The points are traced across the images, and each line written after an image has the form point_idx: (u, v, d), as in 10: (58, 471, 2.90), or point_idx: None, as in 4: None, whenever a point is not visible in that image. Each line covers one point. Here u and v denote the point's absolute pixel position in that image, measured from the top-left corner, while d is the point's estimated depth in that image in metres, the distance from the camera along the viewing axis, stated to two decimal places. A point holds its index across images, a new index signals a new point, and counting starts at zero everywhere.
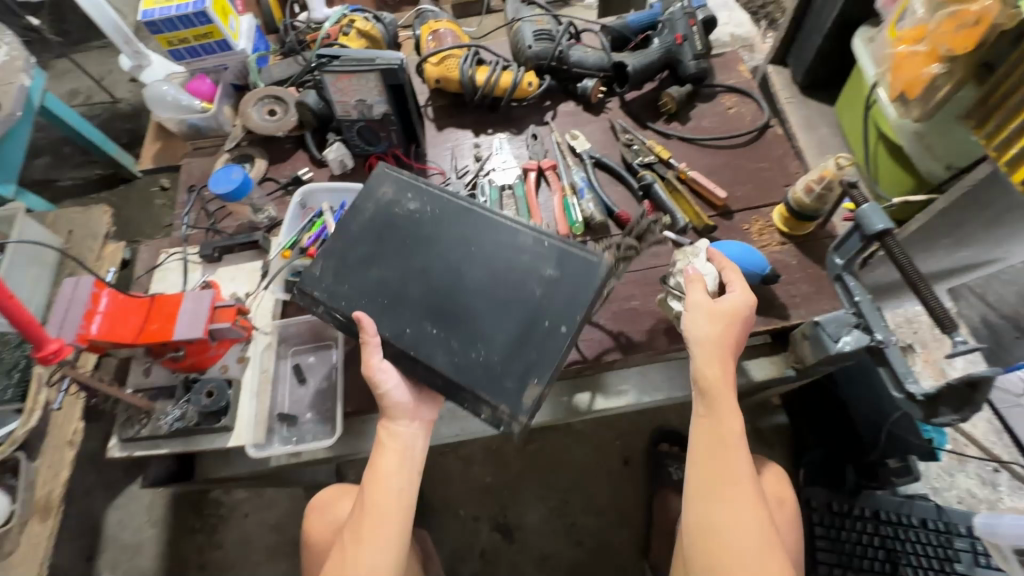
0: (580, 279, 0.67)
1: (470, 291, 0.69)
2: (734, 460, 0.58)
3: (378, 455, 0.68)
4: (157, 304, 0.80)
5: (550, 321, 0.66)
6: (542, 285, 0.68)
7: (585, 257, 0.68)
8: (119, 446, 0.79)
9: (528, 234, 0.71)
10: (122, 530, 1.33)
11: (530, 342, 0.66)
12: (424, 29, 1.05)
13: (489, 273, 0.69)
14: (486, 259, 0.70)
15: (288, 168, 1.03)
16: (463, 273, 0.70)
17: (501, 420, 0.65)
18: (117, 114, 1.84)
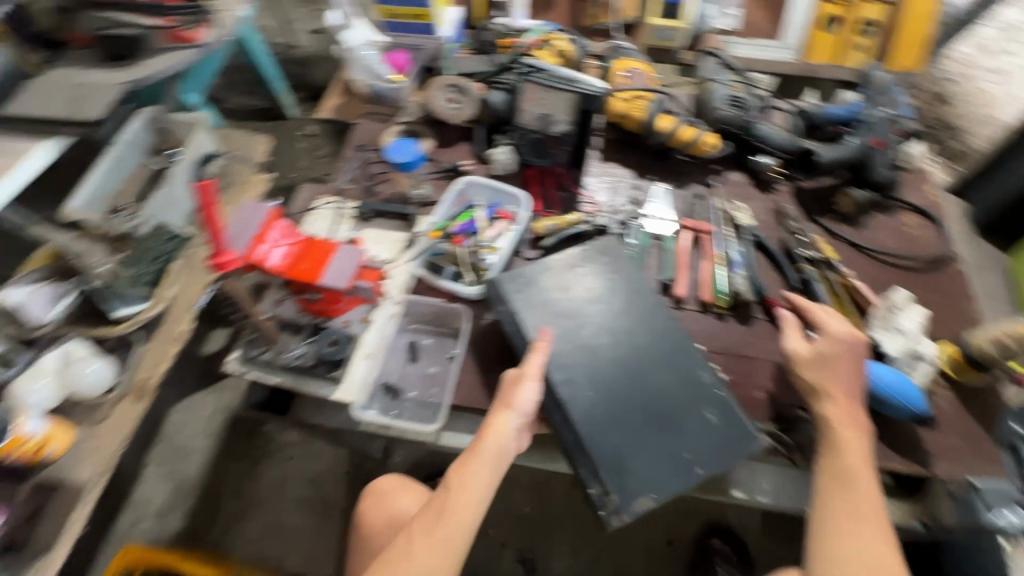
0: (736, 439, 0.73)
1: (636, 386, 0.75)
2: (860, 500, 0.65)
3: (469, 459, 0.68)
4: (313, 245, 0.83)
5: (691, 460, 0.72)
6: (699, 425, 0.74)
7: (746, 428, 0.74)
8: (237, 362, 0.83)
9: (707, 376, 0.77)
10: (179, 433, 1.40)
11: (665, 468, 0.71)
12: (618, 64, 1.07)
13: (658, 385, 0.75)
14: (665, 372, 0.76)
15: (450, 155, 1.06)
16: (641, 369, 0.76)
17: (604, 506, 0.70)
18: (289, 59, 2.00)
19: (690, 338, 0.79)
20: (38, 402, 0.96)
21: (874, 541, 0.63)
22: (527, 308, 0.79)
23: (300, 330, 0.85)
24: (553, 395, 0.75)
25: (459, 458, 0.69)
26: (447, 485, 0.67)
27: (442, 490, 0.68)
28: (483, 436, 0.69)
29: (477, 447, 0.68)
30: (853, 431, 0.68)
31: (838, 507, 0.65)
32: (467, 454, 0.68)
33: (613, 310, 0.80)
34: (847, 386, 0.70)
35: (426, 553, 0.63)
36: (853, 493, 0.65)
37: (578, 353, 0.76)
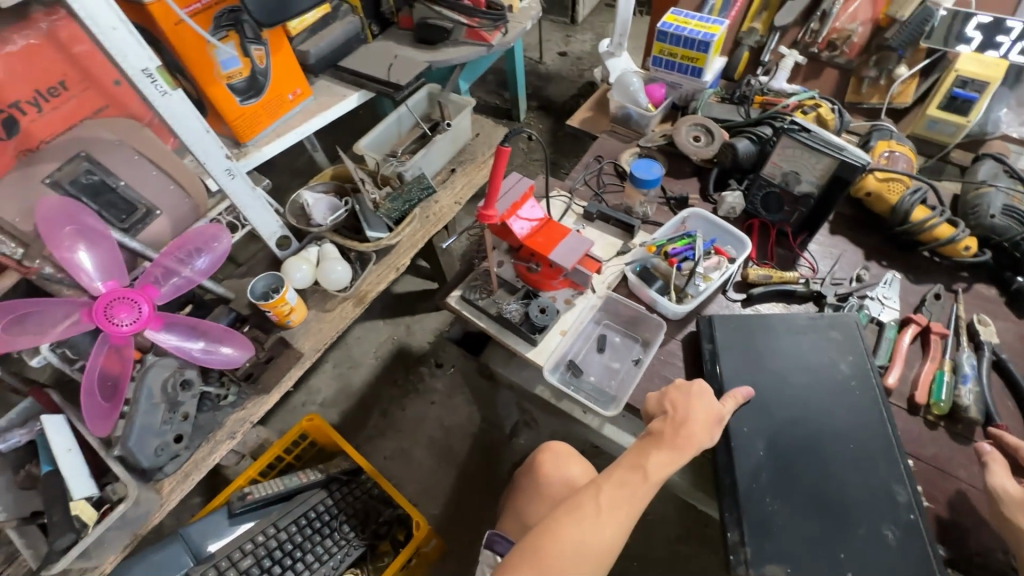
0: (918, 569, 0.65)
1: (813, 465, 0.73)
2: None
3: (670, 456, 0.66)
4: (549, 226, 0.96)
5: (847, 562, 0.67)
6: (871, 534, 0.68)
7: (931, 569, 0.65)
8: (457, 298, 0.99)
9: (902, 495, 0.70)
10: (357, 346, 1.66)
11: (816, 550, 0.68)
12: (881, 144, 1.05)
13: (839, 476, 0.72)
14: (854, 467, 0.72)
15: (679, 186, 1.14)
16: (825, 451, 0.74)
17: (734, 552, 0.70)
18: (534, 72, 2.26)
19: (899, 448, 0.73)
20: (298, 280, 1.24)
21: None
22: (727, 353, 0.84)
23: (514, 292, 0.98)
24: (726, 438, 0.77)
25: (653, 448, 0.68)
26: (641, 471, 0.66)
27: (630, 470, 0.67)
28: (685, 439, 0.68)
29: (680, 449, 0.67)
30: None
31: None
32: (666, 450, 0.67)
33: (813, 385, 0.79)
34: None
35: (614, 527, 0.63)
36: None
37: (760, 408, 0.78)
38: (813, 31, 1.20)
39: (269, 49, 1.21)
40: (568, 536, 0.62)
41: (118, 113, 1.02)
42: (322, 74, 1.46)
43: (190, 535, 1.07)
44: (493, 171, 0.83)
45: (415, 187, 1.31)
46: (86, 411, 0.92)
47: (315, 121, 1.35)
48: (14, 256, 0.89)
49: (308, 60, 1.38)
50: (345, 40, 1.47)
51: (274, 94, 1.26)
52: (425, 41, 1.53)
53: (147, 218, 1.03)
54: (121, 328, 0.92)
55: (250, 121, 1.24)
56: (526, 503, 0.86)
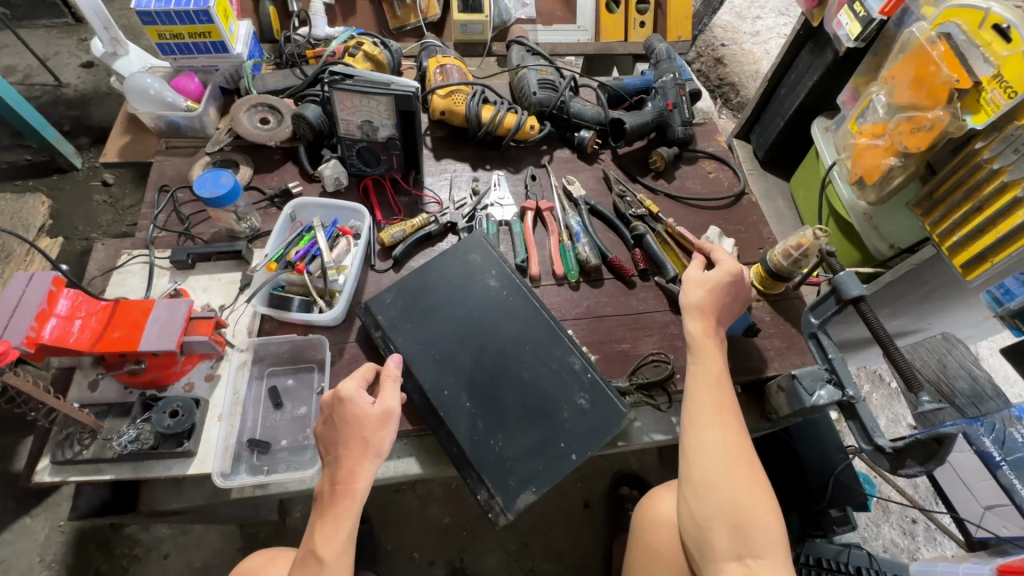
0: (608, 418, 0.74)
1: (507, 384, 0.76)
2: (718, 395, 0.69)
3: (338, 518, 0.63)
4: (121, 309, 0.72)
5: (568, 447, 0.72)
6: (572, 411, 0.74)
7: (617, 403, 0.75)
8: (49, 470, 0.69)
9: (576, 360, 0.78)
10: (5, 572, 1.13)
11: (542, 455, 0.72)
12: (431, 62, 1.07)
13: (529, 378, 0.76)
14: (538, 362, 0.77)
15: (276, 179, 0.99)
16: (513, 365, 0.77)
17: (491, 509, 0.69)
18: (61, 100, 1.70)
19: (558, 325, 0.80)
20: None
21: (732, 432, 0.67)
22: (400, 328, 0.79)
23: (129, 409, 0.73)
24: (434, 412, 0.74)
25: (318, 522, 0.64)
26: (313, 559, 0.62)
27: (306, 563, 0.63)
28: (348, 490, 0.64)
29: (342, 507, 0.63)
30: (712, 340, 0.73)
31: (705, 405, 0.69)
32: (332, 515, 0.63)
33: (479, 311, 0.81)
34: (720, 314, 0.75)
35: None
36: (718, 393, 0.69)
37: (443, 364, 0.77)
38: None
39: None
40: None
41: None
42: None
43: None
44: None
45: None
46: None
47: None
48: None
49: None
50: None
51: None
52: None
53: None
54: None
55: None
56: None
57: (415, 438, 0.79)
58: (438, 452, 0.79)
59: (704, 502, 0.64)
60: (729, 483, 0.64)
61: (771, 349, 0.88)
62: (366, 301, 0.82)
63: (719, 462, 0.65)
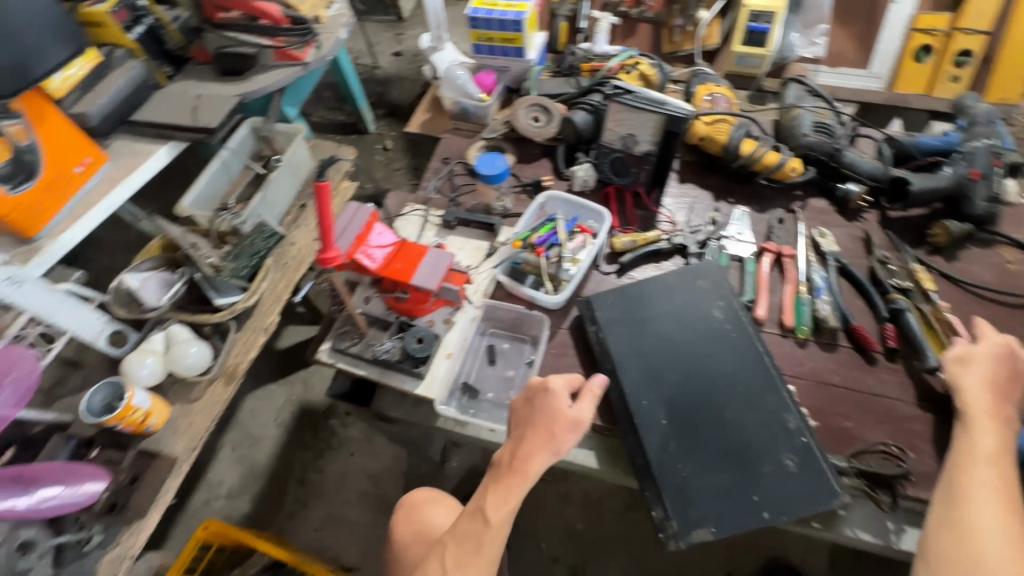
0: (814, 490, 0.68)
1: (708, 415, 0.74)
2: (989, 474, 0.61)
3: (510, 493, 0.68)
4: (404, 247, 0.89)
5: (760, 502, 0.68)
6: (775, 468, 0.70)
7: (829, 478, 0.68)
8: (328, 352, 0.89)
9: (791, 419, 0.72)
10: (252, 419, 1.48)
11: (729, 499, 0.69)
12: (702, 88, 1.09)
13: (732, 416, 0.74)
14: (747, 407, 0.74)
15: (531, 171, 1.11)
16: (719, 399, 0.75)
17: (663, 529, 0.69)
18: (373, 78, 2.14)
19: (779, 376, 0.76)
20: (147, 377, 1.06)
21: (1000, 515, 0.57)
22: (614, 329, 0.83)
23: (387, 327, 0.90)
24: (628, 418, 0.77)
25: (491, 486, 0.70)
26: (480, 517, 0.68)
27: (472, 518, 0.69)
28: (524, 470, 0.69)
29: (514, 484, 0.68)
30: (994, 424, 0.66)
31: (969, 480, 0.62)
32: (508, 488, 0.69)
33: (694, 337, 0.81)
34: (1006, 387, 0.69)
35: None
36: (994, 473, 0.61)
37: (647, 375, 0.79)
38: None
39: (28, 121, 1.05)
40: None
41: None
42: (114, 134, 1.29)
43: None
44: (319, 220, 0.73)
45: (258, 237, 1.17)
46: None
47: (119, 191, 1.22)
48: None
49: (89, 123, 1.20)
50: (134, 86, 1.28)
51: (54, 173, 1.10)
52: (230, 72, 1.37)
53: None
54: None
55: (34, 212, 1.08)
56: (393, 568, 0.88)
57: (598, 434, 0.83)
58: (618, 456, 0.81)
59: (939, 574, 0.57)
60: (979, 560, 0.55)
61: None
62: (588, 296, 0.88)
63: (974, 536, 0.57)
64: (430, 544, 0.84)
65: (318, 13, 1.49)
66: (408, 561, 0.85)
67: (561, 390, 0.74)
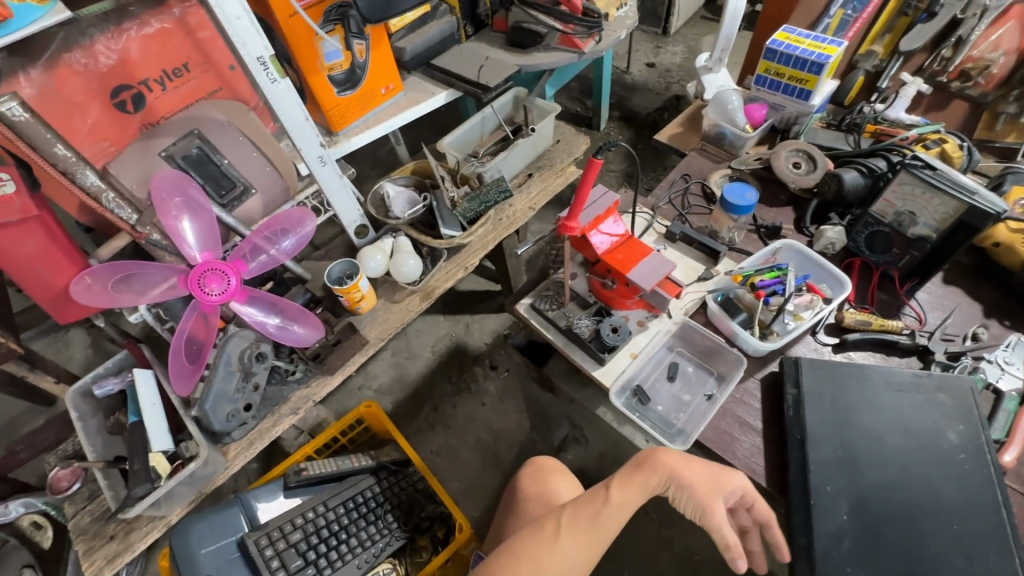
0: None
1: (902, 539, 0.66)
2: None
3: (637, 486, 0.71)
4: (630, 244, 0.92)
5: None
6: None
7: None
8: (526, 306, 0.97)
9: None
10: (415, 337, 1.67)
11: None
12: (1016, 189, 0.93)
13: (932, 553, 0.65)
14: (956, 550, 0.65)
15: (771, 214, 1.06)
16: (921, 527, 0.67)
17: None
18: (620, 81, 2.22)
19: (1013, 539, 0.65)
20: (372, 269, 1.27)
21: None
22: (818, 401, 0.77)
23: (586, 307, 0.95)
24: (804, 495, 0.71)
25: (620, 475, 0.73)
26: (601, 495, 0.71)
27: (594, 494, 0.72)
28: (653, 465, 0.72)
29: (641, 477, 0.71)
30: None
31: None
32: (636, 480, 0.71)
33: (914, 450, 0.72)
34: None
35: (573, 547, 0.67)
36: None
37: (842, 463, 0.72)
38: (943, 58, 1.10)
39: (369, 44, 1.29)
40: (524, 553, 0.67)
41: (230, 95, 1.18)
42: (414, 71, 1.52)
43: (248, 501, 1.06)
44: (580, 184, 0.80)
45: (494, 189, 1.30)
46: (173, 372, 1.01)
47: (402, 116, 1.43)
48: (128, 220, 0.97)
49: (404, 56, 1.45)
50: (442, 38, 1.52)
51: (369, 88, 1.36)
52: (518, 44, 1.54)
53: (244, 195, 1.16)
54: (210, 297, 1.01)
55: (344, 112, 1.34)
56: (507, 514, 0.92)
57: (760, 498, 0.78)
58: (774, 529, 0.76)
59: None
60: None
61: None
62: (797, 357, 0.82)
63: None
64: (550, 505, 0.86)
65: (609, 11, 1.59)
66: (524, 511, 0.88)
67: (730, 489, 0.71)
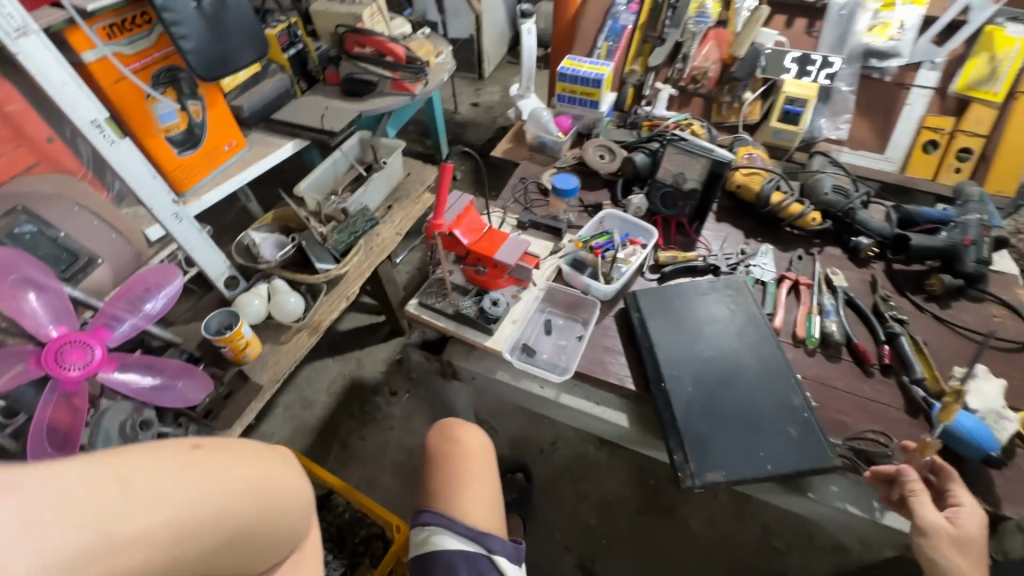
0: (812, 455, 0.82)
1: (728, 391, 0.90)
2: None
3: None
4: (491, 234, 1.09)
5: (765, 457, 0.83)
6: (784, 438, 0.84)
7: (826, 449, 0.83)
8: (414, 304, 1.08)
9: (797, 399, 0.88)
10: (306, 386, 1.65)
11: (744, 455, 0.83)
12: (741, 150, 1.32)
13: (750, 394, 0.89)
14: (762, 387, 0.90)
15: (594, 196, 1.33)
16: (738, 381, 0.91)
17: (682, 470, 0.83)
18: (451, 121, 2.49)
19: (791, 368, 0.93)
20: (252, 313, 1.28)
21: None
22: (654, 317, 1.00)
23: (466, 293, 1.09)
24: (661, 383, 0.92)
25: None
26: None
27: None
28: None
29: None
30: None
31: None
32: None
33: (721, 331, 0.98)
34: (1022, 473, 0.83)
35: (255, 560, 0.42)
36: None
37: (679, 352, 0.95)
38: (678, 69, 1.51)
39: (205, 104, 1.32)
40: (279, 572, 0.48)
41: (51, 169, 1.12)
42: (254, 127, 1.57)
43: None
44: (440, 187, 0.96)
45: (360, 219, 1.43)
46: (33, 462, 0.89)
47: (251, 170, 1.47)
48: None
49: (242, 114, 1.50)
50: (278, 94, 1.59)
51: (212, 145, 1.37)
52: (353, 93, 1.68)
53: (89, 266, 1.09)
54: (70, 373, 0.93)
55: (189, 172, 1.33)
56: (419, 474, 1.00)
57: (633, 403, 0.99)
58: (646, 421, 0.96)
59: None
60: None
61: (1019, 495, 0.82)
62: (634, 291, 1.06)
63: None
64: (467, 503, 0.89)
65: (429, 59, 1.82)
66: (434, 465, 0.98)
67: None
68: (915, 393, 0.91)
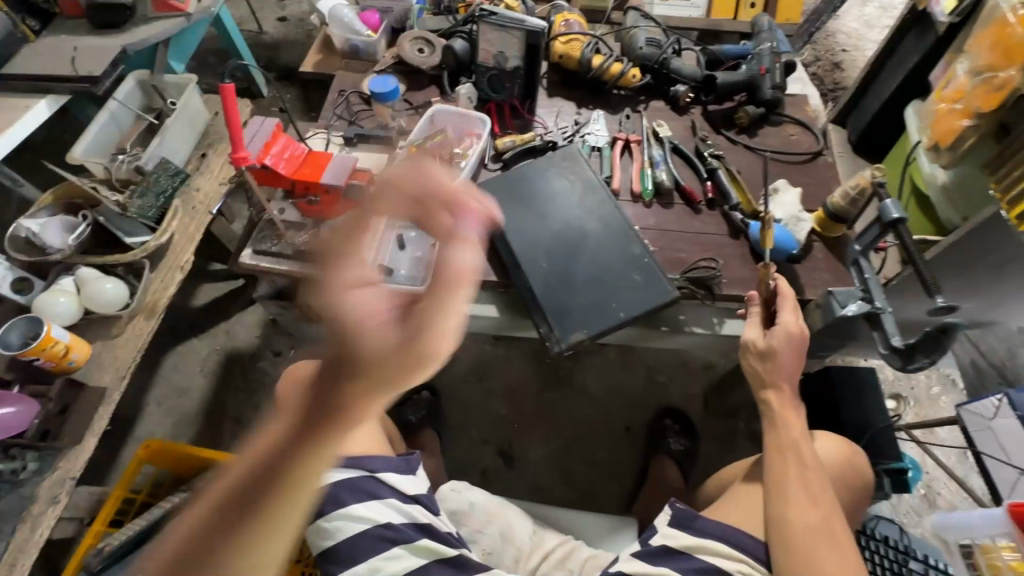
0: (654, 293, 0.91)
1: (579, 258, 0.94)
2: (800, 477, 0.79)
3: None
4: (312, 156, 0.99)
5: (617, 307, 0.90)
6: (630, 286, 0.92)
7: (663, 284, 0.92)
8: (249, 255, 0.99)
9: (638, 248, 0.95)
10: (174, 375, 1.49)
11: (598, 310, 0.90)
12: (558, 17, 1.28)
13: (598, 254, 0.95)
14: (607, 245, 0.96)
15: (422, 95, 1.24)
16: (585, 245, 0.96)
17: (550, 338, 0.90)
18: (259, 43, 2.15)
19: (631, 222, 0.99)
20: (61, 314, 1.09)
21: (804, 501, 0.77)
22: (500, 205, 1.00)
23: (303, 228, 1.01)
24: (518, 266, 0.95)
25: None
26: None
27: None
28: None
29: None
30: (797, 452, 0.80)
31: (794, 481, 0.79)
32: None
33: (564, 202, 1.00)
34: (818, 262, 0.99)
35: None
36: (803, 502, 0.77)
37: (529, 232, 0.97)
38: None
39: None
40: None
41: None
42: None
43: None
44: (227, 119, 0.82)
45: (162, 175, 1.23)
46: None
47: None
48: None
49: None
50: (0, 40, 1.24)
51: None
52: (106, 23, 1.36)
53: None
54: None
55: None
56: None
57: (499, 292, 1.01)
58: (514, 306, 1.00)
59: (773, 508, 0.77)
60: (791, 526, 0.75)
61: (817, 280, 0.97)
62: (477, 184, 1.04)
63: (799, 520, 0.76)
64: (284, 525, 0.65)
65: None
66: None
67: None
68: (735, 217, 1.01)
